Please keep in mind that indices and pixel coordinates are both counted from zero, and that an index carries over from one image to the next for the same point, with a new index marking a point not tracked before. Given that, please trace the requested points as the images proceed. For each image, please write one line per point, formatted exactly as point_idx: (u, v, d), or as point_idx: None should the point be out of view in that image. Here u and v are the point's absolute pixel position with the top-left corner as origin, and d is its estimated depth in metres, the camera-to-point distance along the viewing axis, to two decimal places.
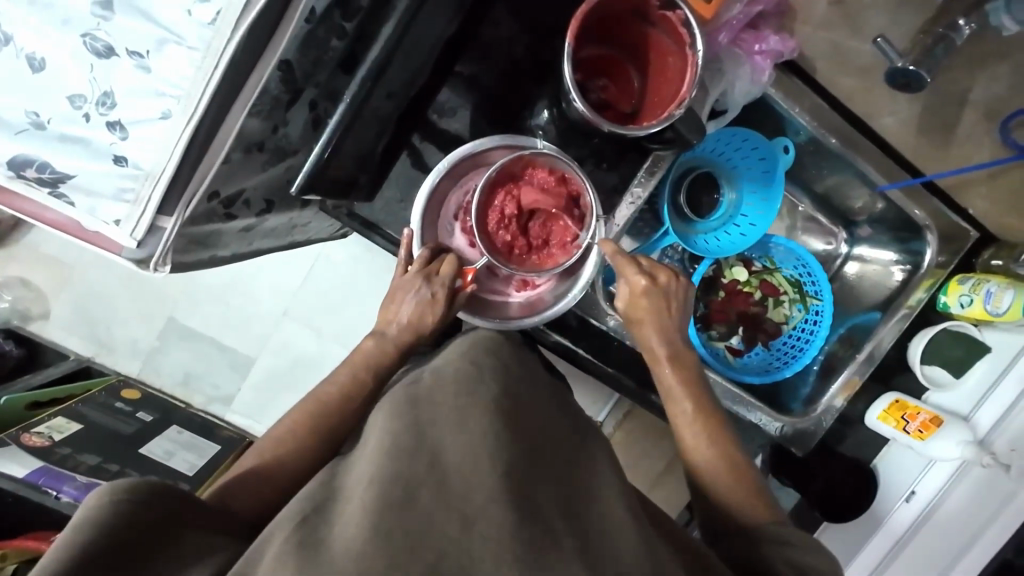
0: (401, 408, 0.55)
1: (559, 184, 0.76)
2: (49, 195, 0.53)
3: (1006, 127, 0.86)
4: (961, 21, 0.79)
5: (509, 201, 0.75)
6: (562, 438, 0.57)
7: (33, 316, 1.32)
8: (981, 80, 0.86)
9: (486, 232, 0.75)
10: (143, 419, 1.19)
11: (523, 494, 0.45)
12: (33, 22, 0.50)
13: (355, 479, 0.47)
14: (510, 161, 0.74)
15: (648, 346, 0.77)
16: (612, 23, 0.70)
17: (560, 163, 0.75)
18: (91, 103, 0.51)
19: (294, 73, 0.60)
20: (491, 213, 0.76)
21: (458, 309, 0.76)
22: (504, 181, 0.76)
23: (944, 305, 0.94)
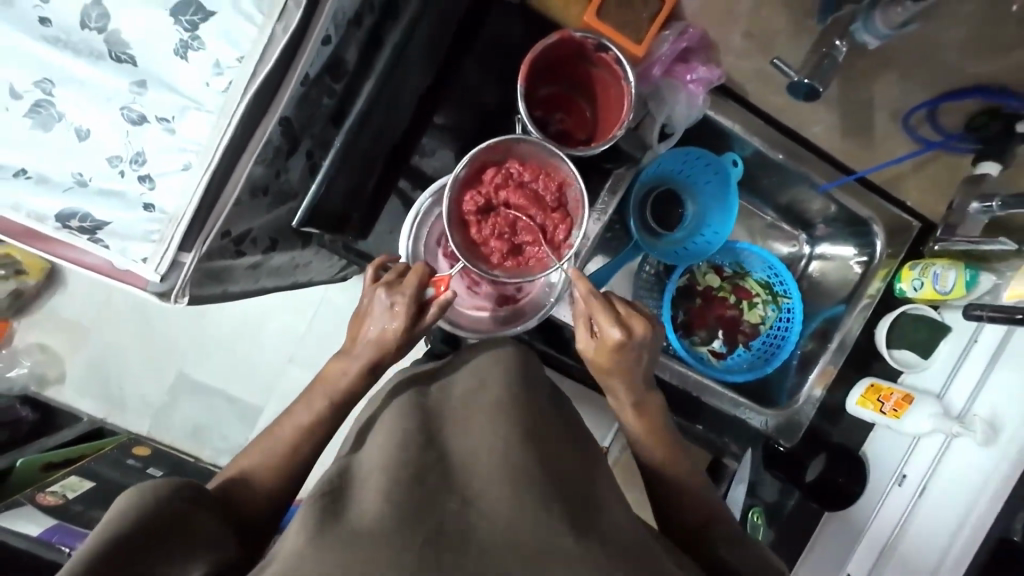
0: (413, 413, 0.65)
1: (542, 171, 0.82)
2: (88, 240, 0.61)
3: (908, 126, 0.94)
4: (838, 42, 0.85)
5: (491, 189, 0.81)
6: (549, 424, 0.66)
7: (50, 380, 1.39)
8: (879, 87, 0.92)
9: (471, 221, 0.81)
10: (153, 474, 1.23)
11: (516, 471, 0.55)
12: (80, 100, 0.61)
13: (369, 468, 0.57)
14: (488, 149, 0.80)
15: (615, 393, 0.81)
16: (561, 65, 0.82)
17: (538, 150, 0.81)
18: (126, 161, 0.62)
19: (293, 127, 0.72)
20: (479, 211, 0.81)
21: (425, 325, 0.77)
22: (484, 170, 0.81)
23: (901, 290, 1.01)
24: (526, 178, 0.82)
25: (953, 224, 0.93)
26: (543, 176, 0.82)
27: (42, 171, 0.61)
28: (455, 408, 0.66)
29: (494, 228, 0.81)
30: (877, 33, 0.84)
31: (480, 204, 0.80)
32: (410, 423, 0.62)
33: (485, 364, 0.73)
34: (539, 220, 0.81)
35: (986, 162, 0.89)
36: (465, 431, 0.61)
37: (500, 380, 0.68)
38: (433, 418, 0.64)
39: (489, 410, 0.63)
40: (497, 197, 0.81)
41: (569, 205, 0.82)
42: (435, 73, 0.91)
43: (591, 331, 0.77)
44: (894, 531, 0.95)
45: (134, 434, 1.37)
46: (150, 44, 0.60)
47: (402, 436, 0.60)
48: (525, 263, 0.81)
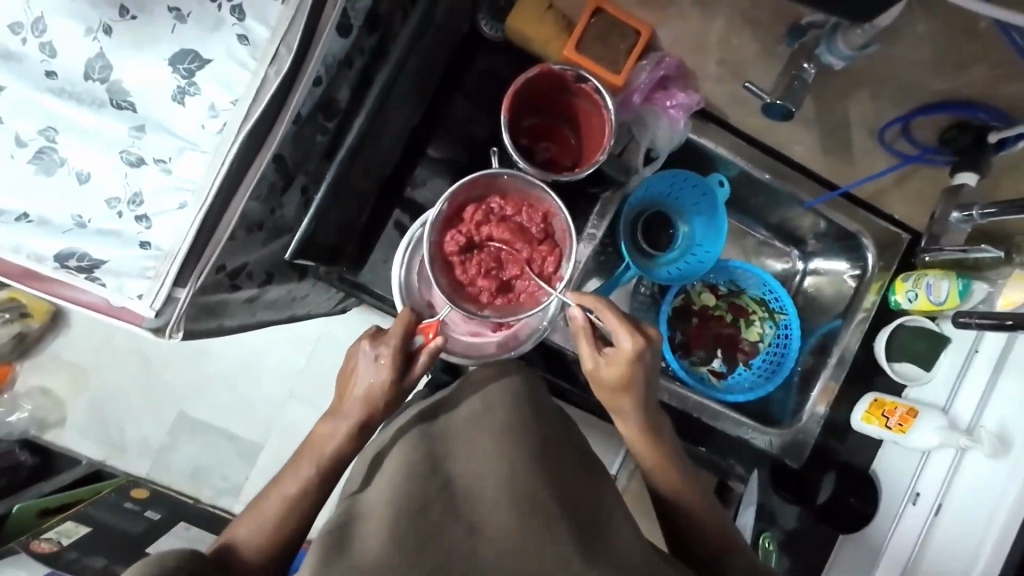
0: (418, 441, 0.65)
1: (523, 204, 0.84)
2: (86, 279, 0.63)
3: (883, 140, 0.91)
4: (806, 64, 0.81)
5: (473, 226, 0.82)
6: (557, 447, 0.65)
7: (50, 424, 1.38)
8: (857, 104, 0.89)
9: (456, 260, 0.81)
10: (151, 517, 1.21)
11: (521, 499, 0.55)
12: (82, 146, 0.63)
13: (374, 500, 0.57)
14: (467, 187, 0.81)
15: (624, 415, 0.78)
16: (543, 97, 0.85)
17: (518, 183, 0.83)
18: (124, 202, 0.64)
19: (287, 163, 0.75)
20: (461, 248, 0.81)
21: (415, 377, 0.77)
22: (465, 207, 0.83)
23: (895, 302, 1.01)
24: (507, 212, 0.84)
25: (937, 235, 0.93)
26: (525, 210, 0.84)
27: (43, 214, 0.63)
28: (461, 433, 0.65)
29: (480, 265, 0.82)
30: (842, 55, 0.78)
31: (463, 243, 0.81)
32: (414, 452, 0.62)
33: (490, 386, 0.71)
34: (525, 251, 0.83)
35: (961, 173, 0.86)
36: (471, 458, 0.61)
37: (505, 403, 0.67)
38: (439, 444, 0.64)
39: (495, 435, 0.62)
40: (480, 232, 0.82)
41: (553, 233, 0.84)
42: (425, 109, 0.95)
43: (608, 352, 0.75)
44: (913, 553, 0.91)
45: (134, 477, 1.36)
46: (149, 90, 0.63)
47: (407, 466, 0.60)
48: (515, 297, 0.82)
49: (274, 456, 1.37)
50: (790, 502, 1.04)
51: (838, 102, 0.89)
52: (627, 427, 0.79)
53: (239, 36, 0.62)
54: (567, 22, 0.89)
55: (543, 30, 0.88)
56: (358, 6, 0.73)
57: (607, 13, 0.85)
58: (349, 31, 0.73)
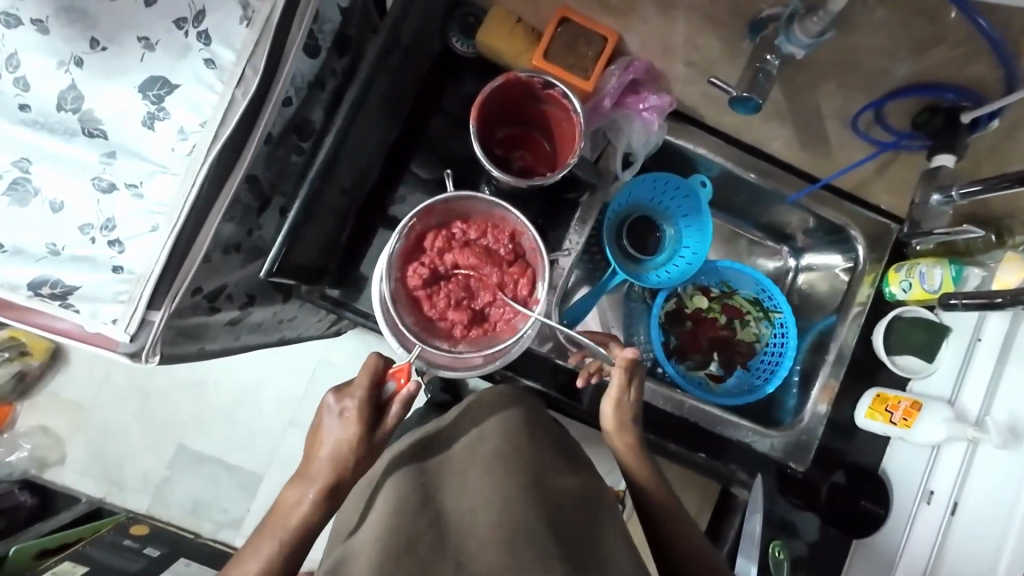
0: (410, 475, 0.64)
1: (487, 225, 0.85)
2: (59, 306, 0.63)
3: (855, 125, 0.91)
4: (768, 55, 0.83)
5: (438, 255, 0.83)
6: (557, 473, 0.63)
7: (50, 463, 1.36)
8: (829, 92, 0.89)
9: (425, 296, 0.83)
10: (149, 554, 1.18)
11: (516, 526, 0.52)
12: (55, 176, 0.65)
13: (363, 541, 0.54)
14: (425, 216, 0.83)
15: (618, 433, 0.79)
16: (513, 107, 0.86)
17: (480, 204, 0.85)
18: (97, 228, 0.64)
19: (262, 184, 0.76)
20: (426, 281, 0.82)
21: (386, 430, 0.70)
22: (427, 237, 0.84)
23: (890, 294, 0.99)
24: (472, 235, 0.85)
25: (918, 220, 0.92)
26: (492, 230, 0.86)
27: (17, 244, 0.64)
28: (453, 466, 0.64)
29: (448, 298, 0.83)
30: (803, 43, 0.78)
31: (426, 276, 0.82)
32: (410, 485, 0.61)
33: (484, 416, 0.71)
34: (494, 277, 0.84)
35: (938, 155, 0.85)
36: (464, 487, 0.59)
37: (500, 431, 0.67)
38: (432, 480, 0.62)
39: (486, 464, 0.61)
40: (447, 262, 0.84)
41: (521, 247, 0.86)
42: (403, 127, 0.96)
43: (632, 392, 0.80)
44: (932, 556, 0.86)
45: (134, 513, 1.34)
46: (120, 119, 0.64)
47: (400, 499, 0.58)
48: (492, 326, 0.84)
49: (275, 487, 1.35)
50: (799, 508, 0.99)
51: (808, 92, 0.89)
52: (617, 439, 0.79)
53: (206, 59, 0.64)
54: (535, 33, 0.90)
55: (511, 42, 0.89)
56: (325, 28, 0.75)
57: (573, 21, 0.87)
58: (317, 52, 0.75)
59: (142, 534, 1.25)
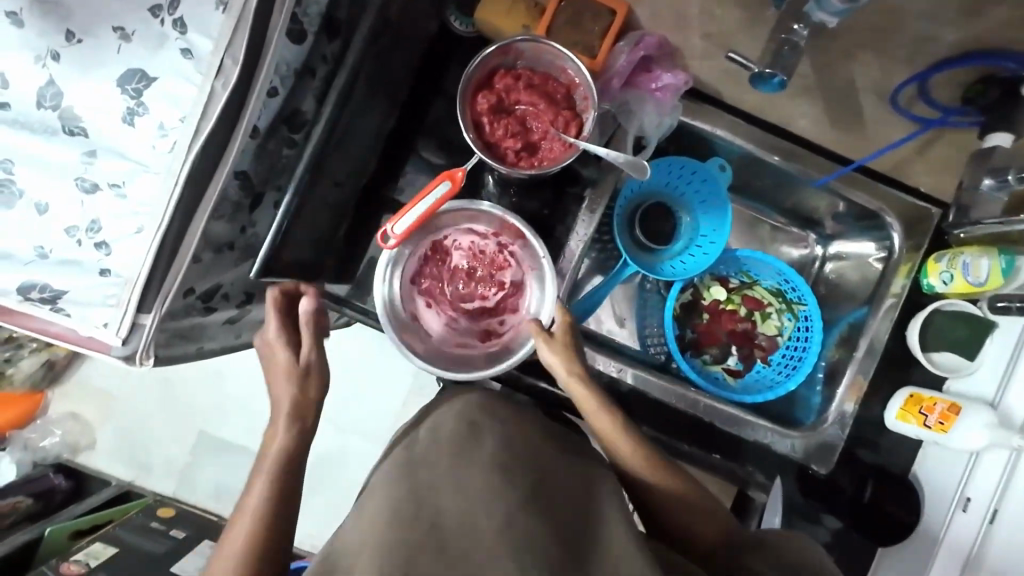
0: (398, 470, 0.58)
1: (551, 75, 0.78)
2: (49, 310, 0.62)
3: (896, 103, 0.83)
4: (796, 25, 0.74)
5: (502, 90, 0.77)
6: (555, 477, 0.59)
7: (81, 448, 1.39)
8: (861, 61, 0.81)
9: (482, 124, 0.76)
10: (175, 536, 1.20)
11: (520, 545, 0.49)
12: (39, 178, 0.63)
13: (359, 542, 0.50)
14: (497, 52, 0.76)
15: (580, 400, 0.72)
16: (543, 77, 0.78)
17: (549, 53, 0.76)
18: (83, 230, 0.63)
19: (251, 180, 0.72)
20: (484, 115, 0.76)
21: (311, 344, 0.68)
22: (495, 74, 0.78)
23: (928, 286, 0.91)
24: (536, 81, 0.77)
25: (966, 207, 0.85)
26: (557, 80, 0.78)
27: (7, 248, 0.63)
28: (444, 461, 0.58)
29: (507, 129, 0.76)
30: (835, 10, 0.72)
31: (492, 104, 0.76)
32: (395, 486, 0.55)
33: (480, 412, 0.65)
34: (552, 119, 0.77)
35: (992, 134, 0.79)
36: (456, 490, 0.54)
37: (497, 432, 0.62)
38: (422, 477, 0.56)
39: (485, 470, 0.56)
40: (509, 100, 0.77)
41: (579, 106, 0.78)
42: (402, 113, 0.91)
43: (560, 337, 0.75)
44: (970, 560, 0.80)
45: (161, 496, 1.35)
46: (100, 116, 0.62)
47: (390, 504, 0.53)
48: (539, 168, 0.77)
49: None
50: (821, 509, 0.95)
51: (841, 65, 0.82)
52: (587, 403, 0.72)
53: (183, 49, 0.60)
54: (538, 8, 0.83)
55: (511, 20, 0.83)
56: (310, 11, 0.71)
57: None
58: (302, 37, 0.71)
59: (170, 515, 1.27)
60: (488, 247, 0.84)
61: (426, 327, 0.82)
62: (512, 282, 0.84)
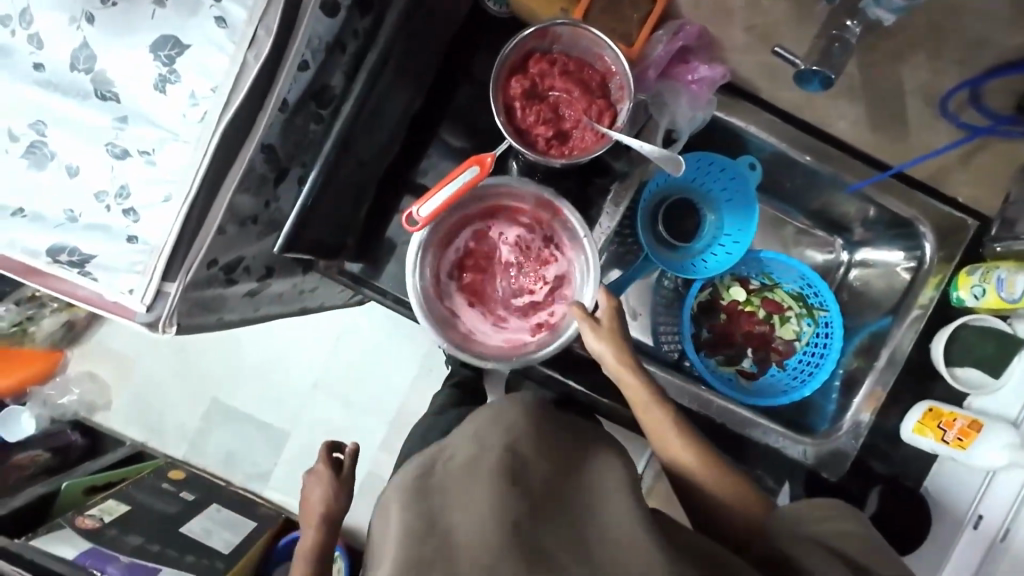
0: (413, 483, 0.59)
1: (587, 61, 0.76)
2: (77, 273, 0.63)
3: (945, 107, 0.82)
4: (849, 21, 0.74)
5: (535, 75, 0.75)
6: (566, 477, 0.60)
7: (98, 407, 1.42)
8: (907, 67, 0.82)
9: (513, 109, 0.74)
10: (185, 498, 1.24)
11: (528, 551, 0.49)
12: (70, 141, 0.63)
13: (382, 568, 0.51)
14: (533, 36, 0.74)
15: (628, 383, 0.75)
16: (578, 62, 0.76)
17: (587, 39, 0.74)
18: (112, 196, 0.63)
19: (278, 154, 0.72)
20: (517, 99, 0.74)
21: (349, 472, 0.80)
22: (529, 58, 0.76)
23: (958, 299, 0.89)
24: (571, 68, 0.76)
25: (1012, 219, 0.84)
26: (592, 67, 0.76)
27: (38, 209, 0.64)
28: (455, 478, 0.58)
29: (539, 115, 0.75)
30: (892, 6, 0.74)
31: (526, 89, 0.74)
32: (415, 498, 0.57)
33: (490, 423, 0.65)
34: (586, 108, 0.75)
35: None
36: (470, 498, 0.54)
37: (502, 440, 0.61)
38: (436, 504, 0.55)
39: (493, 474, 0.56)
40: (543, 85, 0.76)
41: (613, 96, 0.76)
42: (429, 94, 0.90)
43: (605, 323, 0.76)
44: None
45: (172, 459, 1.38)
46: (132, 82, 0.62)
47: (413, 511, 0.55)
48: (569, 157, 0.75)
49: (300, 447, 1.36)
50: None
51: (887, 65, 0.82)
52: (635, 386, 0.75)
53: (217, 18, 0.60)
54: None
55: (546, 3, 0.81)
56: None
57: None
58: (336, 11, 0.69)
59: (180, 478, 1.30)
60: (533, 240, 0.82)
61: (469, 323, 0.80)
62: (551, 267, 0.82)
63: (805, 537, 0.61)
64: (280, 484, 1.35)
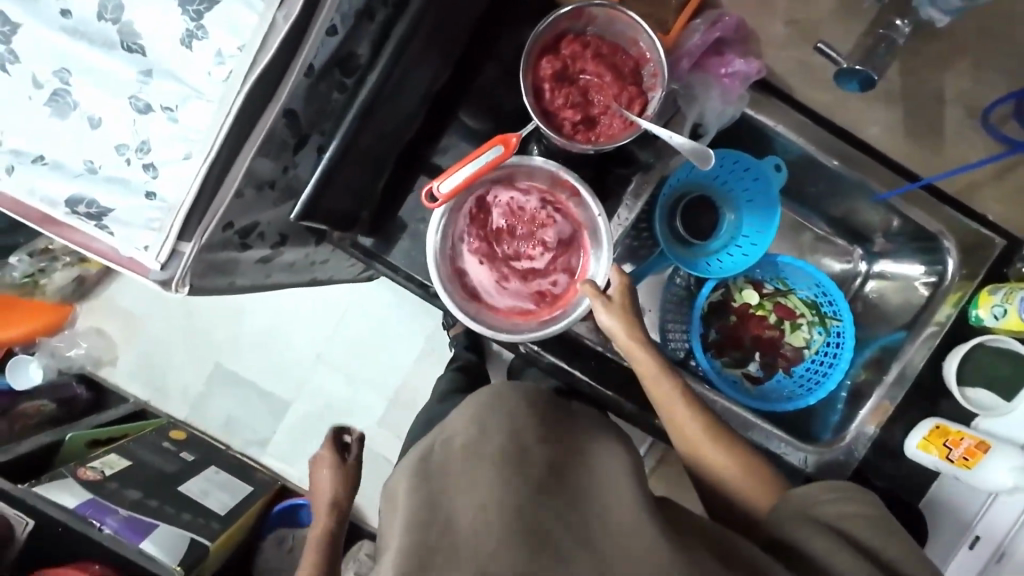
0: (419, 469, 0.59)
1: (621, 46, 0.74)
2: (95, 226, 0.63)
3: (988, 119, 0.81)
4: (898, 20, 0.76)
5: (567, 57, 0.73)
6: (572, 465, 0.59)
7: (103, 363, 1.44)
8: (951, 77, 0.81)
9: (543, 90, 0.73)
10: (185, 458, 1.26)
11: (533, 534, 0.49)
12: (93, 91, 0.63)
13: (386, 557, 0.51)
14: (569, 15, 0.72)
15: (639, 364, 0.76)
16: (612, 47, 0.75)
17: (623, 23, 0.73)
18: (133, 150, 0.63)
19: (300, 121, 0.71)
20: (547, 81, 0.73)
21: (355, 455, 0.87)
22: (563, 39, 0.74)
23: (977, 318, 0.86)
24: (604, 52, 0.74)
25: None
26: (626, 52, 0.74)
27: (58, 159, 0.63)
28: (458, 463, 0.58)
29: (568, 99, 0.73)
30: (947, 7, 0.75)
31: (557, 70, 0.73)
32: (421, 482, 0.57)
33: (498, 408, 0.65)
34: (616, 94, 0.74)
35: None
36: (475, 483, 0.54)
37: (505, 428, 0.61)
38: (436, 487, 0.55)
39: (499, 460, 0.56)
40: (574, 68, 0.74)
41: (646, 83, 0.74)
42: (454, 71, 0.89)
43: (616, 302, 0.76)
44: None
45: (174, 419, 1.40)
46: (159, 36, 0.61)
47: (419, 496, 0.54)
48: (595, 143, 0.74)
49: (300, 416, 1.37)
50: None
51: (930, 72, 0.81)
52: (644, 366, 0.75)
53: None
54: None
55: None
56: None
57: None
58: None
59: (181, 439, 1.32)
60: (529, 205, 0.80)
61: (473, 294, 0.79)
62: (556, 239, 0.80)
63: (823, 528, 0.61)
64: (277, 452, 1.37)
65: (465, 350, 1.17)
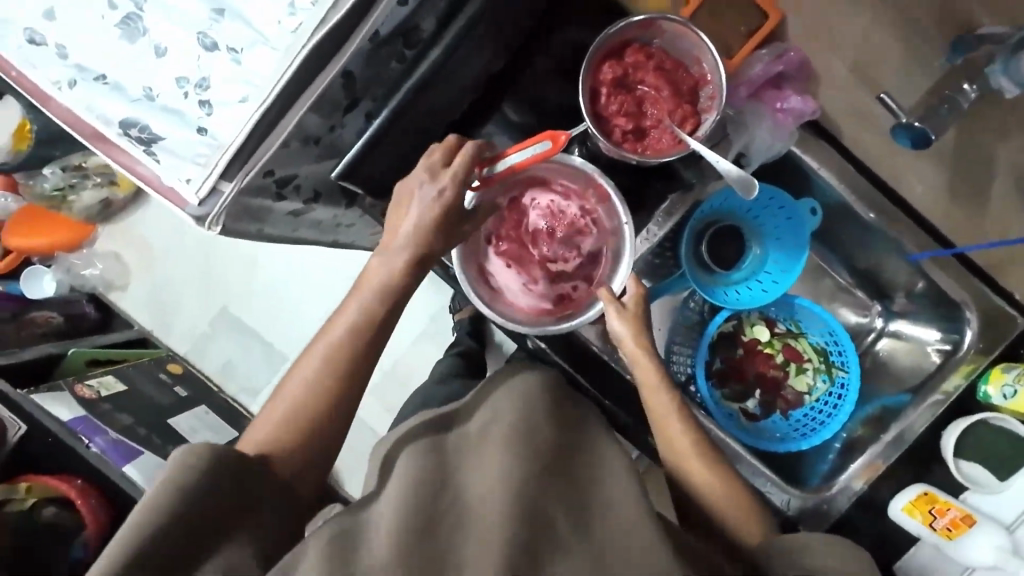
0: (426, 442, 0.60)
1: (685, 64, 0.74)
2: (142, 151, 0.64)
3: None
4: (966, 85, 0.75)
5: (629, 65, 0.74)
6: (570, 459, 0.59)
7: (115, 287, 1.47)
8: (1007, 146, 0.81)
9: (598, 93, 0.74)
10: (177, 393, 1.27)
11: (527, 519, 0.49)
12: (165, 22, 0.64)
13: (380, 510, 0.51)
14: (638, 24, 0.72)
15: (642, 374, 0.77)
16: (675, 62, 0.75)
17: (691, 41, 0.72)
18: (192, 85, 0.64)
19: (355, 84, 0.72)
20: (604, 85, 0.73)
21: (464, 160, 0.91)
22: (627, 47, 0.74)
23: (984, 394, 0.84)
24: (666, 67, 0.74)
25: None
26: (688, 70, 0.75)
27: (119, 81, 0.65)
28: (472, 444, 0.59)
29: (622, 106, 0.74)
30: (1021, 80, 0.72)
31: (616, 76, 0.73)
32: (426, 452, 0.58)
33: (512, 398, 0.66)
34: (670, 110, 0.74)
35: None
36: (481, 464, 0.55)
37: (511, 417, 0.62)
38: (445, 460, 0.57)
39: (504, 444, 0.57)
40: (633, 77, 0.74)
41: (701, 105, 0.75)
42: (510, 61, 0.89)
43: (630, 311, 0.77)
44: None
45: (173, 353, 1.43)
46: None
47: (419, 467, 0.55)
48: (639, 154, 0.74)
49: None
50: None
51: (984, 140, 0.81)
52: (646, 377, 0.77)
53: None
54: None
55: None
56: None
57: None
58: None
59: (177, 373, 1.34)
60: (570, 209, 0.80)
61: (495, 284, 0.80)
62: (588, 246, 0.80)
63: (803, 572, 0.56)
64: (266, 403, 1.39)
65: (468, 337, 1.18)
